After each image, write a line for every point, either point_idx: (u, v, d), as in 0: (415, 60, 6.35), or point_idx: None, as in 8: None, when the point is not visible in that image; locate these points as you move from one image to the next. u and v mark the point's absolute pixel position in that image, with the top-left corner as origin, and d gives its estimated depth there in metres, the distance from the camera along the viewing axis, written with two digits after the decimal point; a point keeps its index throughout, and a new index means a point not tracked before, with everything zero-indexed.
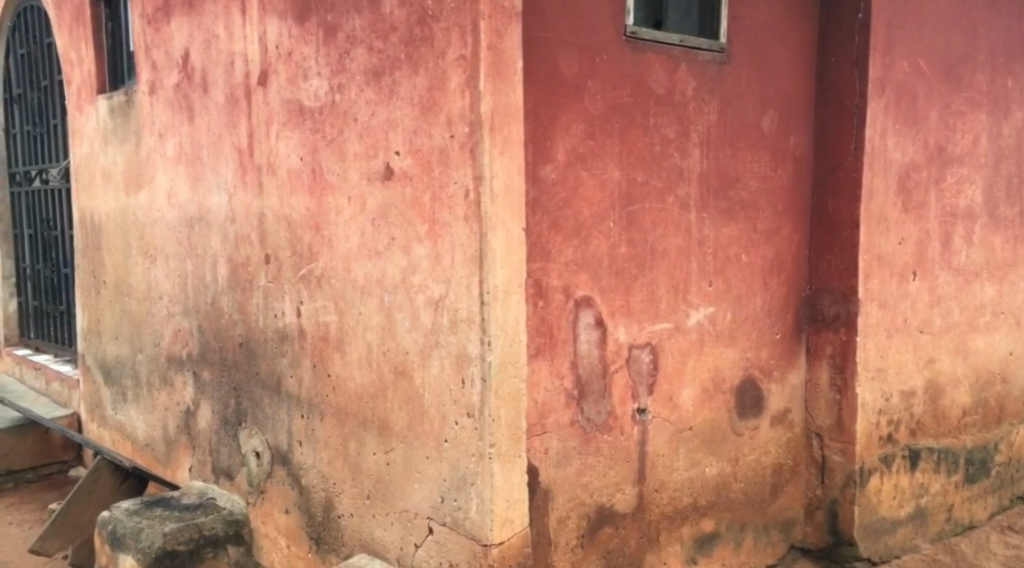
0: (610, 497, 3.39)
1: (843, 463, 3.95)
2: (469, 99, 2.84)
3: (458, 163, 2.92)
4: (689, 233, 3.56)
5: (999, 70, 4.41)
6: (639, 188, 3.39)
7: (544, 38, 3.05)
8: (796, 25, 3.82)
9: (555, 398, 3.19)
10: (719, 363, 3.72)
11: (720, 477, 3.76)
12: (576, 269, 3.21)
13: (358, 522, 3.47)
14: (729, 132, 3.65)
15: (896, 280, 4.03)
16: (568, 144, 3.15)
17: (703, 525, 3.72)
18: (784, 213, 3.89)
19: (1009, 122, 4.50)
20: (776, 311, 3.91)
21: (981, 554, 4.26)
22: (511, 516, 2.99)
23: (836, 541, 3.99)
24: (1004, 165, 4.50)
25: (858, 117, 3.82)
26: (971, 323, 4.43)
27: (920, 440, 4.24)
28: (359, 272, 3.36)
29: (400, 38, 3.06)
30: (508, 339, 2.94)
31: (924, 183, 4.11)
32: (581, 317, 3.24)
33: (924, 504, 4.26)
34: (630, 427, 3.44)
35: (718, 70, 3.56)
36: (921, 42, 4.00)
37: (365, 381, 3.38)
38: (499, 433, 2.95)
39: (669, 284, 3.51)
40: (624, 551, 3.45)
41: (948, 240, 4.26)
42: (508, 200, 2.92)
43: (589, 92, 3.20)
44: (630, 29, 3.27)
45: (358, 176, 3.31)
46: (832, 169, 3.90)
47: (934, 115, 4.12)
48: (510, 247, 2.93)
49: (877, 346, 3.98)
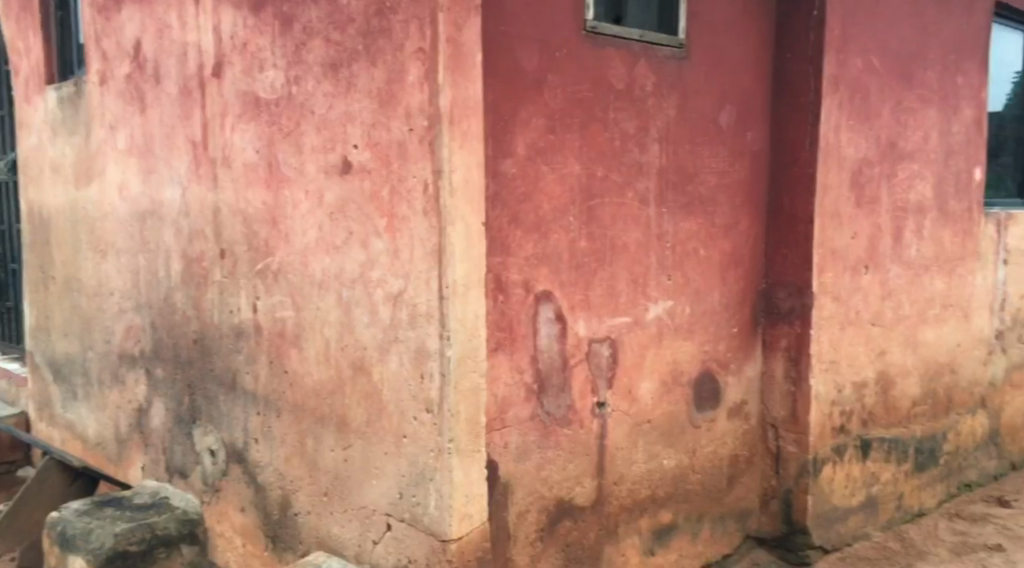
0: (569, 490, 3.40)
1: (797, 453, 4.02)
2: (428, 92, 2.83)
3: (417, 156, 2.90)
4: (648, 227, 3.58)
5: (948, 68, 4.52)
6: (598, 182, 3.40)
7: (504, 31, 3.05)
8: (754, 22, 3.87)
9: (515, 392, 3.20)
10: (678, 356, 3.76)
11: (677, 469, 3.80)
12: (535, 263, 3.22)
13: (315, 519, 3.43)
14: (688, 127, 3.68)
15: (849, 274, 4.11)
16: (528, 138, 3.16)
17: (662, 516, 3.76)
18: (741, 208, 3.95)
19: (957, 119, 4.62)
20: (733, 305, 3.96)
21: (930, 540, 4.38)
22: (470, 511, 2.99)
23: (791, 530, 4.06)
24: (952, 161, 4.62)
25: (813, 113, 3.89)
26: (921, 316, 4.54)
27: (871, 431, 4.34)
28: (317, 267, 3.32)
29: (358, 30, 3.03)
30: (468, 334, 2.94)
31: (876, 178, 4.20)
32: (540, 312, 3.25)
33: (875, 493, 4.37)
34: (589, 420, 3.46)
35: (676, 66, 3.59)
36: (873, 39, 4.08)
37: (322, 377, 3.34)
38: (458, 428, 2.94)
39: (629, 278, 3.54)
40: (583, 544, 3.47)
41: (899, 234, 4.36)
42: (467, 193, 2.91)
43: (548, 86, 3.20)
44: (589, 24, 3.28)
45: (315, 170, 3.27)
46: (788, 165, 3.96)
47: (886, 112, 4.21)
48: (469, 241, 2.92)
49: (831, 338, 4.06)
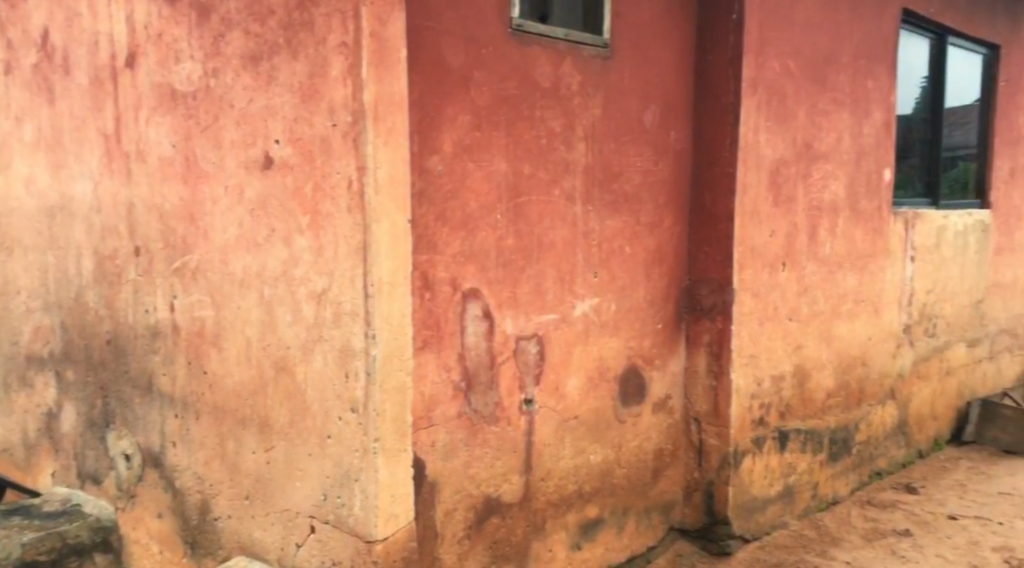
0: (497, 488, 3.41)
1: (719, 446, 4.13)
2: (352, 87, 2.79)
3: (341, 152, 2.86)
4: (574, 224, 3.61)
5: (860, 72, 4.70)
6: (525, 180, 3.41)
7: (430, 27, 3.03)
8: (676, 24, 3.94)
9: (442, 390, 3.18)
10: (604, 353, 3.80)
11: (603, 464, 3.85)
12: (462, 261, 3.21)
13: (236, 524, 3.34)
14: (613, 126, 3.72)
15: (767, 271, 4.24)
16: (455, 135, 3.14)
17: (588, 511, 3.80)
18: (665, 206, 4.02)
19: (868, 121, 4.81)
20: (657, 301, 4.03)
21: (844, 527, 4.57)
22: (397, 511, 2.97)
23: (712, 521, 4.17)
24: (864, 162, 4.80)
25: (732, 114, 3.98)
26: (835, 311, 4.71)
27: (789, 422, 4.48)
28: (237, 265, 3.22)
29: (279, 22, 2.96)
30: (394, 332, 2.93)
31: (792, 177, 4.33)
32: (468, 309, 3.24)
33: (792, 483, 4.52)
34: (517, 417, 3.47)
35: (601, 65, 3.63)
36: (789, 43, 4.20)
37: (243, 378, 3.25)
38: (383, 428, 2.92)
39: (555, 275, 3.56)
40: (510, 541, 3.48)
41: (815, 232, 4.52)
42: (393, 191, 2.89)
43: (474, 83, 3.19)
44: (515, 21, 3.29)
45: (235, 165, 3.17)
46: (709, 164, 4.06)
47: (801, 114, 4.35)
48: (395, 238, 2.91)
49: (750, 333, 4.17)
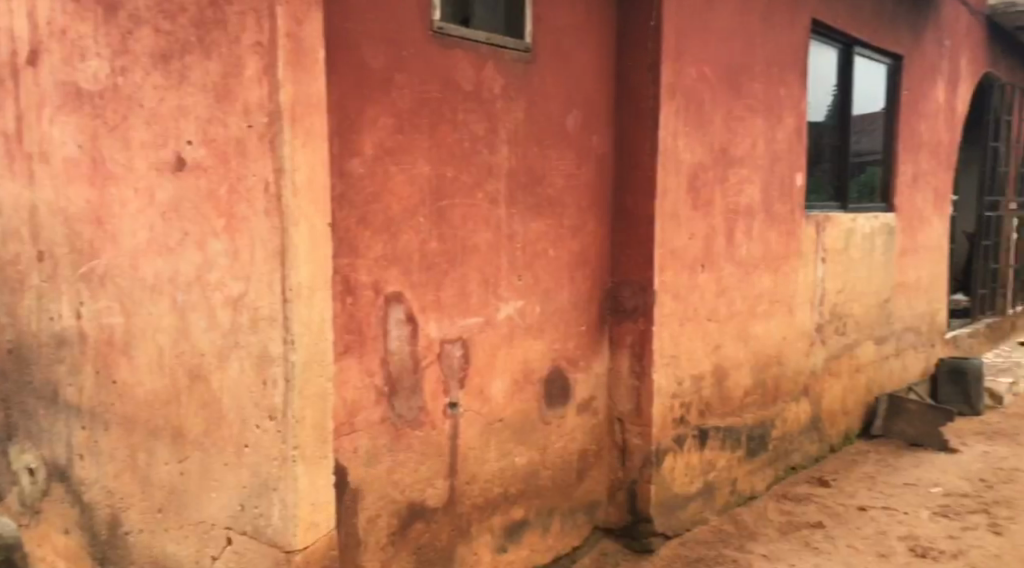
0: (422, 492, 3.38)
1: (641, 445, 4.19)
2: (267, 87, 2.72)
3: (257, 154, 2.78)
4: (498, 228, 3.62)
5: (772, 79, 4.84)
6: (448, 183, 3.39)
7: (349, 28, 2.99)
8: (596, 29, 3.98)
9: (365, 396, 3.14)
10: (528, 355, 3.82)
11: (528, 465, 3.86)
12: (385, 264, 3.17)
13: (148, 538, 3.20)
14: (536, 130, 3.74)
15: (687, 272, 4.33)
16: (376, 137, 3.11)
17: (513, 513, 3.80)
18: (588, 209, 4.06)
19: (781, 128, 4.96)
20: (580, 303, 4.06)
21: (760, 521, 4.71)
22: (317, 519, 2.91)
23: (635, 519, 4.23)
24: (777, 166, 4.96)
25: (652, 119, 4.05)
26: (751, 311, 4.85)
27: (708, 420, 4.58)
28: (148, 270, 3.08)
29: (190, 19, 2.85)
30: (314, 337, 2.86)
31: (710, 182, 4.44)
32: (390, 314, 3.21)
33: (712, 479, 4.62)
34: (441, 421, 3.45)
35: (523, 69, 3.63)
36: (704, 50, 4.30)
37: (155, 387, 3.11)
38: (303, 434, 2.86)
39: (479, 278, 3.55)
40: (435, 545, 3.46)
41: (732, 234, 4.64)
42: (314, 194, 2.83)
43: (395, 85, 3.16)
44: (436, 24, 3.27)
45: (145, 166, 3.03)
46: (630, 168, 4.12)
47: (718, 119, 4.45)
48: (314, 241, 2.84)
49: (671, 334, 4.25)
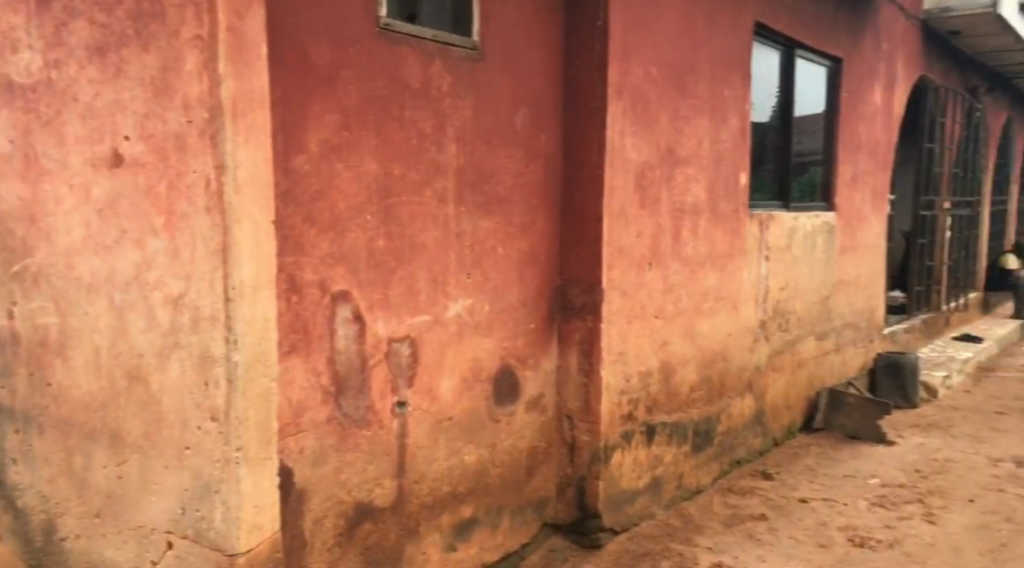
0: (369, 493, 3.35)
1: (590, 442, 4.22)
2: (208, 82, 2.66)
3: (197, 150, 2.71)
4: (446, 226, 3.60)
5: (717, 80, 4.90)
6: (396, 181, 3.37)
7: (293, 24, 2.95)
8: (544, 28, 3.99)
9: (311, 396, 3.10)
10: (477, 354, 3.81)
11: (477, 464, 3.85)
12: (332, 263, 3.14)
13: (84, 544, 3.13)
14: (484, 128, 3.73)
15: (634, 270, 4.36)
16: (321, 135, 3.07)
17: (462, 512, 3.79)
18: (537, 208, 4.06)
19: (725, 128, 5.03)
20: (529, 301, 4.07)
21: (706, 515, 4.77)
22: (261, 521, 2.86)
23: (584, 515, 4.26)
24: (722, 166, 5.03)
25: (599, 118, 4.08)
26: (697, 308, 4.91)
27: (655, 416, 4.62)
28: (84, 269, 3.00)
29: (127, 12, 2.77)
30: (258, 337, 2.80)
31: (656, 180, 4.48)
32: (337, 313, 3.17)
33: (659, 474, 4.67)
34: (389, 421, 3.42)
35: (471, 67, 3.62)
36: (651, 51, 4.34)
37: (92, 389, 3.04)
38: (247, 436, 2.81)
39: (428, 276, 3.54)
40: (383, 546, 3.44)
41: (678, 232, 4.69)
42: (257, 192, 2.77)
43: (341, 82, 3.13)
44: (383, 20, 3.24)
45: (81, 162, 2.95)
46: (578, 167, 4.14)
47: (664, 119, 4.50)
48: (258, 239, 2.79)
49: (619, 331, 4.27)
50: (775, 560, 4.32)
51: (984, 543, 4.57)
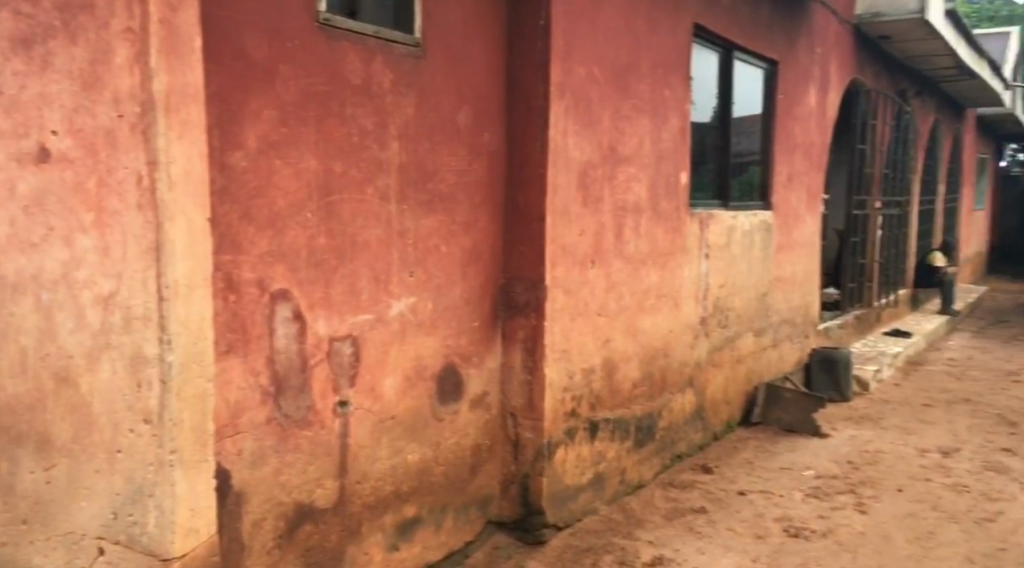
0: (310, 494, 3.32)
1: (534, 439, 4.23)
2: (139, 76, 2.59)
3: (128, 145, 2.64)
4: (389, 224, 3.58)
5: (658, 80, 4.96)
6: (336, 178, 3.33)
7: (230, 17, 2.90)
8: (486, 26, 3.98)
9: (250, 396, 3.06)
10: (420, 352, 3.80)
11: (420, 462, 3.84)
12: (271, 261, 3.10)
13: (11, 552, 3.00)
14: (427, 126, 3.72)
15: (577, 268, 4.39)
16: (259, 130, 3.03)
17: (405, 511, 3.78)
18: (480, 206, 4.06)
19: (666, 127, 5.10)
20: (473, 299, 4.07)
21: (648, 509, 4.83)
22: (196, 525, 2.82)
23: (528, 511, 4.28)
24: (663, 165, 5.09)
25: (542, 116, 4.09)
26: (639, 306, 4.96)
27: (598, 413, 4.66)
28: (7, 266, 2.85)
29: (54, 3, 2.69)
30: (192, 337, 2.75)
31: (599, 179, 4.52)
32: (276, 312, 3.13)
33: (602, 470, 4.71)
34: (331, 421, 3.39)
35: (413, 64, 3.61)
36: (592, 50, 4.37)
37: (18, 390, 2.89)
38: (181, 438, 2.75)
39: (370, 275, 3.51)
40: (325, 547, 3.41)
41: (620, 231, 4.73)
42: (191, 189, 2.71)
43: (279, 78, 3.08)
44: (322, 15, 3.20)
45: (3, 157, 2.83)
46: (521, 165, 4.15)
47: (605, 119, 4.53)
48: (192, 237, 2.73)
49: (562, 328, 4.30)
50: (713, 551, 4.39)
51: (911, 530, 4.71)
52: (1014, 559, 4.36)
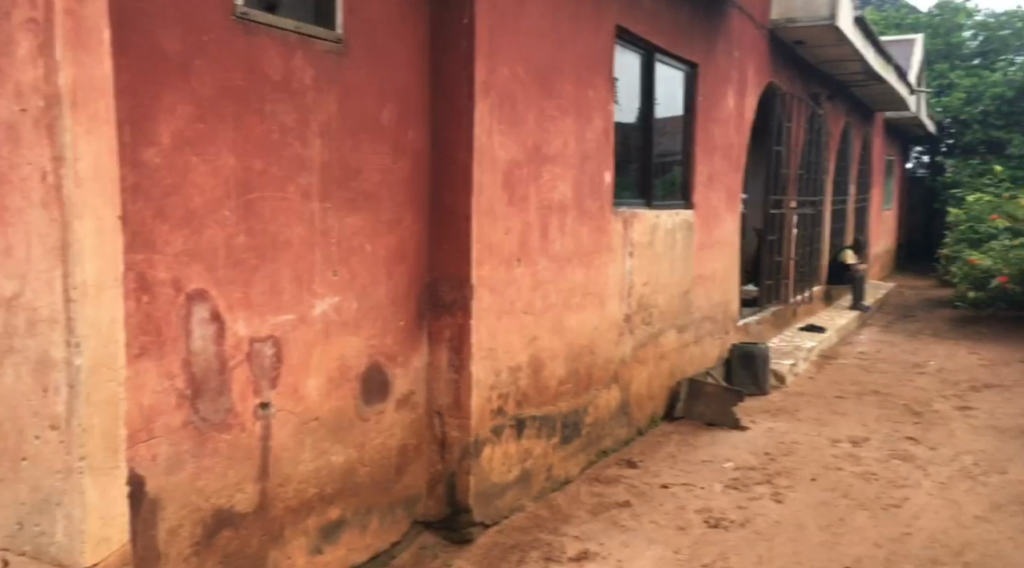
0: (229, 499, 3.25)
1: (460, 437, 4.22)
2: (44, 68, 2.49)
3: (31, 140, 2.54)
4: (311, 223, 3.52)
5: (582, 81, 5.00)
6: (256, 176, 3.27)
7: (141, 10, 2.82)
8: (410, 24, 3.96)
9: (165, 399, 2.98)
10: (344, 352, 3.75)
11: (345, 464, 3.79)
12: (187, 260, 3.02)
13: None
14: (350, 123, 3.67)
15: (503, 267, 4.40)
16: (174, 126, 2.95)
17: (329, 513, 3.72)
18: (405, 205, 4.03)
19: (590, 127, 5.14)
20: (399, 298, 4.04)
21: (574, 505, 4.87)
22: (108, 534, 2.71)
23: (454, 510, 4.26)
24: (588, 164, 5.14)
25: (467, 115, 4.08)
26: (565, 304, 5.00)
27: (525, 410, 4.68)
28: None
29: None
30: (102, 339, 2.65)
31: (524, 178, 4.53)
32: (193, 312, 3.06)
33: (528, 467, 4.73)
34: (251, 423, 3.32)
35: (335, 61, 3.56)
36: (516, 50, 4.38)
37: None
38: (91, 444, 2.65)
39: (292, 274, 3.45)
40: (245, 552, 3.34)
41: (545, 229, 4.76)
42: (100, 186, 2.62)
43: (195, 72, 3.01)
44: (240, 9, 3.13)
45: None
46: (446, 163, 4.13)
47: (530, 118, 4.55)
48: (101, 236, 2.63)
49: (489, 327, 4.30)
50: (637, 544, 4.45)
51: (823, 517, 4.86)
52: (919, 542, 4.54)
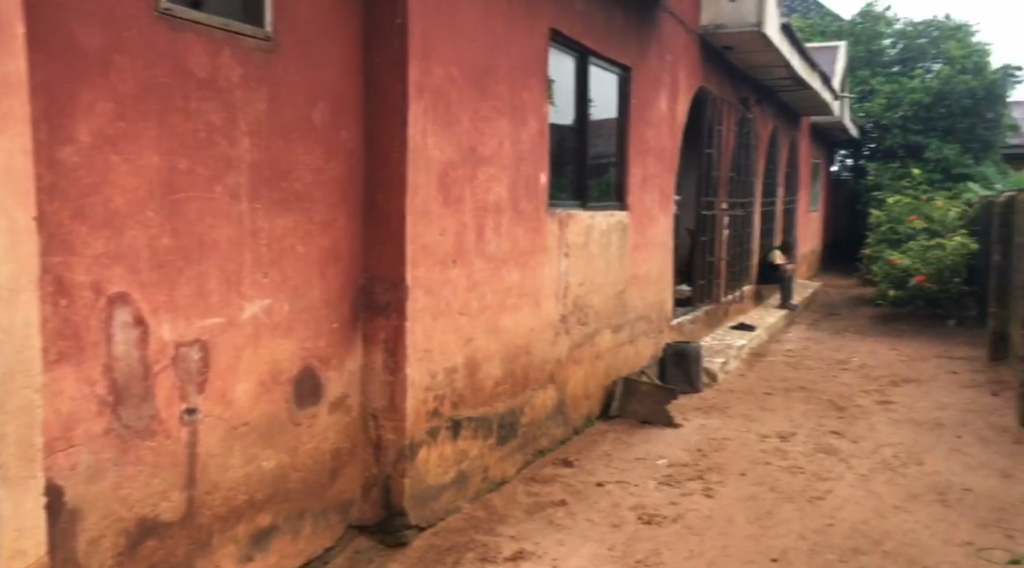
0: (154, 507, 3.16)
1: (395, 440, 4.19)
2: None
3: None
4: (240, 224, 3.45)
5: (516, 82, 5.01)
6: (181, 176, 3.19)
7: (58, 3, 2.72)
8: (342, 22, 3.91)
9: (85, 407, 2.88)
10: (276, 355, 3.69)
11: (276, 469, 3.73)
12: (108, 262, 2.93)
13: None
14: (280, 122, 3.61)
15: (438, 268, 4.38)
16: (93, 124, 2.86)
17: (260, 520, 3.65)
18: (338, 205, 3.98)
19: (525, 128, 5.15)
20: (332, 300, 3.98)
21: (510, 505, 4.87)
22: (23, 547, 2.60)
23: (389, 514, 4.23)
24: (523, 165, 5.14)
25: (400, 115, 4.05)
26: (500, 304, 5.00)
27: (461, 411, 4.66)
28: None
29: None
30: (16, 345, 2.54)
31: (459, 179, 4.52)
32: (115, 316, 2.97)
33: (464, 468, 4.72)
34: (177, 430, 3.24)
35: (264, 59, 3.49)
36: (451, 50, 4.37)
37: None
38: (4, 454, 2.53)
39: (220, 276, 3.38)
40: (171, 562, 3.25)
41: (481, 230, 4.75)
42: (14, 185, 2.52)
43: (115, 69, 2.92)
44: (164, 5, 3.05)
45: None
46: (380, 164, 4.09)
47: (465, 119, 4.54)
48: (14, 237, 2.52)
49: (424, 328, 4.28)
50: (572, 542, 4.47)
51: (752, 511, 4.95)
52: (842, 532, 4.66)
